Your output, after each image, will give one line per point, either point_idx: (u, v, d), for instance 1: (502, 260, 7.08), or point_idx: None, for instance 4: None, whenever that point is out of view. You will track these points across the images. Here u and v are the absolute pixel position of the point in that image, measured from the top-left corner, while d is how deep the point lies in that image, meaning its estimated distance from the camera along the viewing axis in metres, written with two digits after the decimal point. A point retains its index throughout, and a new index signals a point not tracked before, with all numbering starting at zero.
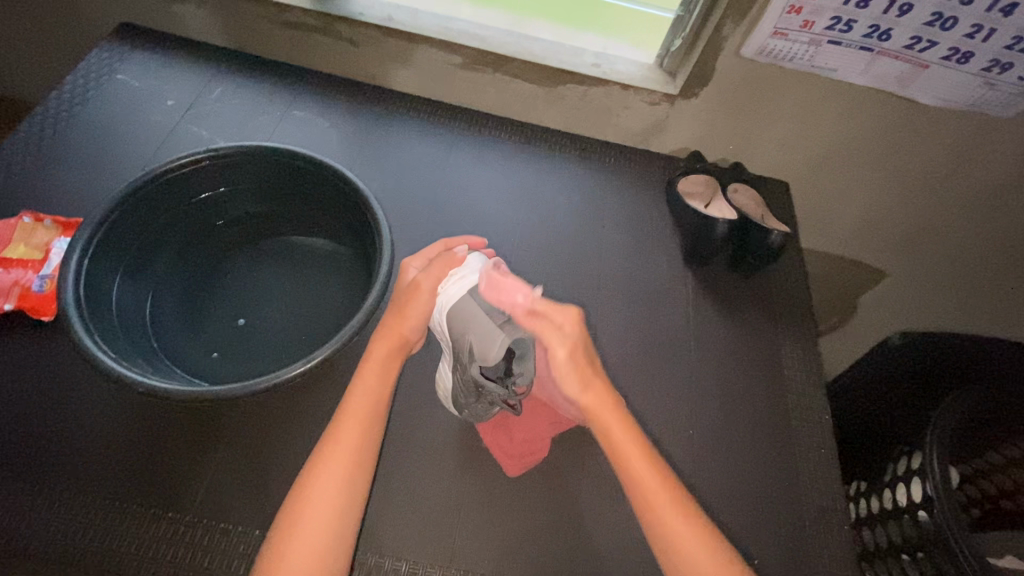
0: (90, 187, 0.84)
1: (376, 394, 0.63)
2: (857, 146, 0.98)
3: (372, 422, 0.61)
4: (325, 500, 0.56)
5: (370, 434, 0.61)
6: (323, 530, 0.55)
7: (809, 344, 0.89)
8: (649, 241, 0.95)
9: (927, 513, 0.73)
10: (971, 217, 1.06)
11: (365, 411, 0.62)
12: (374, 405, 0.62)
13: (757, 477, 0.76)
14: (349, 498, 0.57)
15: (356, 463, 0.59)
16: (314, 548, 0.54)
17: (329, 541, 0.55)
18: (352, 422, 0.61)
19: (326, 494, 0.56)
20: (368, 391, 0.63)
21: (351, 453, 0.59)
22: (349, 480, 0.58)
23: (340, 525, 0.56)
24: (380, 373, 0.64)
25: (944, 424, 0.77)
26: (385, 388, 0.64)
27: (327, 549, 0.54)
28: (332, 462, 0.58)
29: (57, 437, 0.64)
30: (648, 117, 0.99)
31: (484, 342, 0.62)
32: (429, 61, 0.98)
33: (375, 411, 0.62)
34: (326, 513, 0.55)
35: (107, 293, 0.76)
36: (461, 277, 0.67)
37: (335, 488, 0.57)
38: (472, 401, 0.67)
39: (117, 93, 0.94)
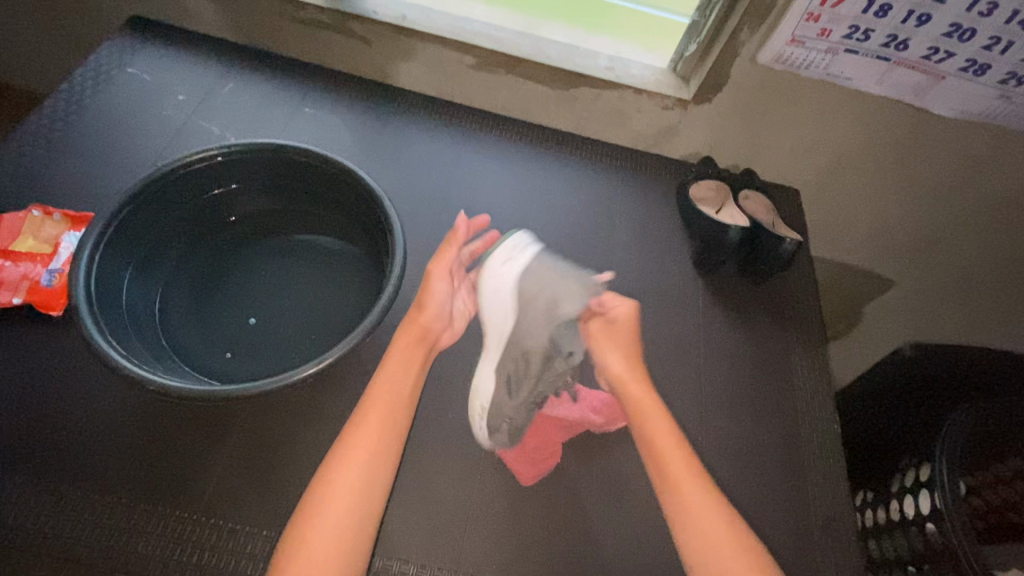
0: (99, 181, 0.83)
1: (398, 382, 0.69)
2: (869, 155, 0.97)
3: (394, 408, 0.66)
4: (350, 475, 0.60)
5: (392, 422, 0.65)
6: (348, 505, 0.58)
7: (818, 352, 0.89)
8: (660, 245, 0.95)
9: (934, 525, 0.73)
10: (982, 227, 1.05)
11: (388, 397, 0.67)
12: (397, 392, 0.68)
13: (767, 487, 0.75)
14: (369, 481, 0.61)
15: (381, 446, 0.63)
16: (342, 518, 0.57)
17: (351, 516, 0.58)
18: (377, 409, 0.65)
19: (351, 471, 0.60)
20: (393, 380, 0.69)
21: (374, 434, 0.63)
22: (372, 463, 0.62)
23: (362, 504, 0.59)
24: (403, 365, 0.70)
25: (955, 435, 0.78)
26: (407, 380, 0.70)
27: (351, 523, 0.58)
28: (358, 441, 0.63)
29: (64, 435, 0.64)
30: (660, 121, 0.99)
31: (549, 315, 0.78)
32: (442, 60, 0.97)
33: (397, 400, 0.67)
34: (350, 488, 0.59)
35: (116, 289, 0.76)
36: (509, 259, 0.82)
37: (360, 466, 0.61)
38: (529, 386, 0.75)
39: (128, 87, 0.94)
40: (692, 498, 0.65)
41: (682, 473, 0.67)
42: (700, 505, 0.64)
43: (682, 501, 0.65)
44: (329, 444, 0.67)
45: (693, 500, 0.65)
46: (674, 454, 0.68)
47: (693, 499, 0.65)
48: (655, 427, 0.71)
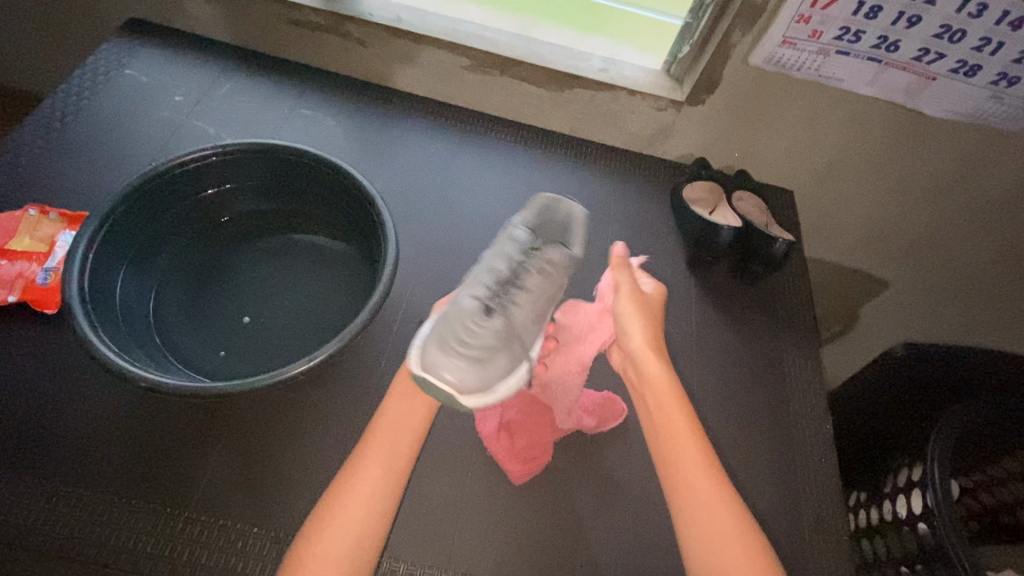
0: (95, 181, 0.84)
1: (408, 418, 0.64)
2: (862, 156, 0.98)
3: (401, 444, 0.62)
4: (354, 513, 0.57)
5: (397, 450, 0.62)
6: (350, 540, 0.55)
7: (811, 352, 0.89)
8: (654, 246, 0.95)
9: (926, 525, 0.73)
10: (977, 228, 1.05)
11: (396, 432, 0.63)
12: (406, 427, 0.63)
13: (759, 487, 0.75)
14: (371, 520, 0.57)
15: (386, 482, 0.59)
16: (342, 552, 0.55)
17: (353, 553, 0.55)
18: (382, 436, 0.62)
19: (355, 507, 0.57)
20: (402, 416, 0.64)
21: (380, 472, 0.59)
22: (380, 493, 0.59)
23: (365, 541, 0.56)
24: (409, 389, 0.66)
25: (945, 437, 0.77)
26: (418, 407, 0.65)
27: (352, 559, 0.55)
28: (362, 477, 0.59)
29: (57, 432, 0.64)
30: (654, 122, 0.99)
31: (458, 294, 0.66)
32: (437, 62, 0.98)
33: (406, 426, 0.63)
34: (354, 524, 0.56)
35: (111, 288, 0.76)
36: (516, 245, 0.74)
37: (363, 506, 0.57)
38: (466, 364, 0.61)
39: (126, 88, 0.94)
40: (701, 487, 0.60)
41: (693, 459, 0.62)
42: (706, 495, 0.60)
43: (690, 487, 0.60)
44: (321, 442, 0.67)
45: (705, 493, 0.60)
46: (685, 436, 0.64)
47: (701, 490, 0.60)
48: (668, 411, 0.66)
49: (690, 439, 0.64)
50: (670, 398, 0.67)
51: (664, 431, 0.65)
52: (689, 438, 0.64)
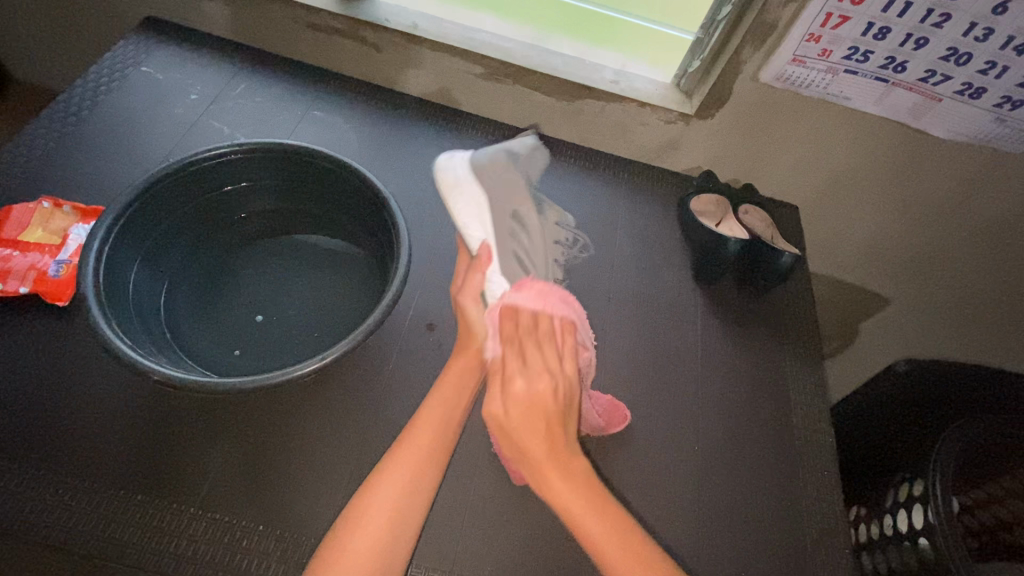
0: (110, 176, 0.84)
1: (450, 403, 0.67)
2: (865, 174, 0.99)
3: (444, 428, 0.65)
4: (391, 497, 0.59)
5: (439, 445, 0.64)
6: (384, 525, 0.57)
7: (813, 365, 0.90)
8: (660, 256, 0.96)
9: (928, 540, 0.73)
10: (976, 247, 1.07)
11: (440, 417, 0.66)
12: (450, 411, 0.67)
13: (763, 498, 0.76)
14: (410, 501, 0.60)
15: (434, 458, 0.63)
16: (381, 529, 0.57)
17: (387, 537, 0.57)
18: (428, 426, 0.65)
19: (394, 489, 0.60)
20: (444, 402, 0.67)
21: (427, 453, 0.63)
22: (416, 482, 0.61)
23: (402, 524, 0.58)
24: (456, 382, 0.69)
25: (947, 454, 0.79)
26: (458, 402, 0.68)
27: (386, 545, 0.57)
28: (404, 460, 0.62)
29: (66, 424, 0.64)
30: (663, 135, 1.01)
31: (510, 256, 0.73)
32: (451, 69, 0.99)
33: (449, 420, 0.66)
34: (390, 507, 0.58)
35: (124, 282, 0.76)
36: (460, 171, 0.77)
37: (406, 484, 0.60)
38: None
39: (141, 85, 0.95)
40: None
41: (612, 538, 0.59)
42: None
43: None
44: (328, 441, 0.67)
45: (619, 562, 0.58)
46: (610, 536, 0.59)
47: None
48: (574, 501, 0.60)
49: (606, 528, 0.59)
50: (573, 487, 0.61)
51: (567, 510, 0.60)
52: (614, 540, 0.58)
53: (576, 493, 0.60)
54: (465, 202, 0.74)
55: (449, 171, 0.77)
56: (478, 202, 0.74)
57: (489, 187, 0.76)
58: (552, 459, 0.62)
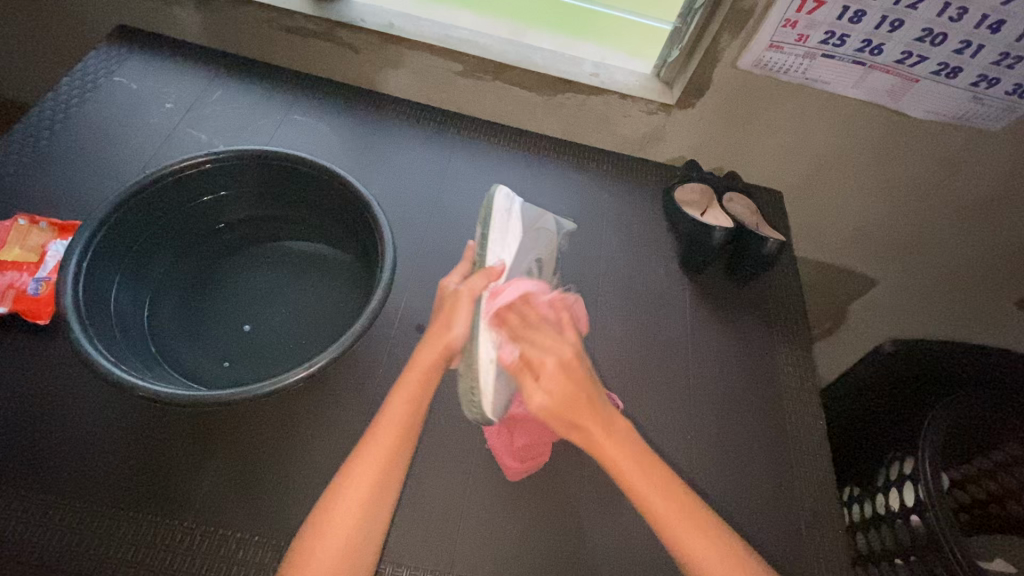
0: (87, 190, 0.83)
1: (414, 404, 0.65)
2: (847, 157, 1.00)
3: (408, 432, 0.63)
4: (357, 506, 0.57)
5: (401, 448, 0.62)
6: (351, 534, 0.56)
7: (802, 349, 0.90)
8: (647, 247, 0.96)
9: (918, 517, 0.75)
10: (958, 224, 1.08)
11: (404, 418, 0.63)
12: (412, 415, 0.64)
13: (756, 484, 0.77)
14: (376, 508, 0.58)
15: (394, 462, 0.61)
16: (344, 540, 0.56)
17: (354, 548, 0.56)
18: (390, 429, 0.62)
19: (358, 496, 0.58)
20: (407, 403, 0.65)
21: (387, 458, 0.61)
22: (380, 487, 0.59)
23: (366, 531, 0.57)
24: (420, 383, 0.66)
25: (935, 433, 0.79)
26: (422, 403, 0.65)
27: (350, 552, 0.56)
28: (368, 466, 0.60)
29: (53, 444, 0.63)
30: (645, 125, 1.01)
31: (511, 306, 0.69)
32: (430, 68, 0.99)
33: (411, 422, 0.64)
34: (356, 515, 0.57)
35: (105, 298, 0.75)
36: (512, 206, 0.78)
37: (369, 490, 0.58)
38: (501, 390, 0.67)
39: (116, 95, 0.94)
40: (696, 547, 0.59)
41: (683, 523, 0.60)
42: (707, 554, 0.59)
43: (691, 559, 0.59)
44: (321, 448, 0.67)
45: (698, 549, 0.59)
46: (682, 518, 0.61)
47: (690, 542, 0.59)
48: (652, 493, 0.62)
49: (669, 505, 0.61)
50: (647, 475, 0.62)
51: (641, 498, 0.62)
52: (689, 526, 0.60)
53: (661, 495, 0.61)
54: (507, 224, 0.74)
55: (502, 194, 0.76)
56: (512, 232, 0.74)
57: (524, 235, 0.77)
58: (599, 424, 0.64)
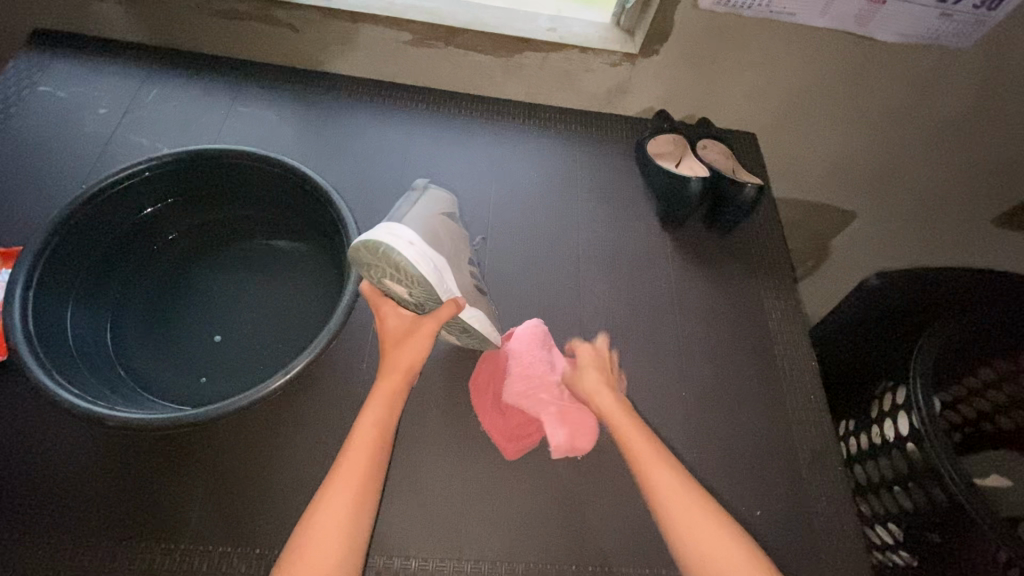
0: (27, 213, 0.78)
1: (386, 419, 0.64)
2: (818, 91, 0.97)
3: (381, 447, 0.62)
4: (338, 524, 0.55)
5: (377, 461, 0.61)
6: (335, 560, 0.54)
7: (789, 293, 0.90)
8: (624, 208, 0.94)
9: (915, 445, 0.76)
10: (934, 148, 1.07)
11: (375, 437, 0.62)
12: (384, 432, 0.63)
13: (754, 433, 0.77)
14: (358, 525, 0.57)
15: (371, 475, 0.59)
16: (326, 563, 0.53)
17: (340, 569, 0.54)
18: (362, 445, 0.61)
19: (336, 516, 0.56)
20: (377, 418, 0.63)
21: (363, 475, 0.59)
22: (359, 505, 0.57)
23: (350, 551, 0.55)
24: (387, 396, 0.65)
25: (926, 358, 0.79)
26: (392, 415, 0.65)
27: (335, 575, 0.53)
28: (343, 485, 0.58)
29: (30, 484, 0.61)
30: (610, 79, 0.97)
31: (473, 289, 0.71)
32: (378, 41, 0.93)
33: (384, 435, 0.63)
34: (339, 535, 0.55)
35: (61, 326, 0.72)
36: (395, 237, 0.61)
37: (349, 510, 0.56)
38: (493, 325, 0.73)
39: (43, 107, 0.87)
40: (658, 474, 0.63)
41: (693, 509, 0.60)
42: (664, 478, 0.63)
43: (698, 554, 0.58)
44: (313, 453, 0.65)
45: (713, 544, 0.58)
46: (693, 510, 0.60)
47: (654, 470, 0.63)
48: (667, 480, 0.63)
49: (684, 492, 0.62)
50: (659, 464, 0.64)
51: (653, 489, 0.62)
52: (704, 519, 0.60)
53: (675, 478, 0.63)
54: (436, 266, 0.63)
55: (401, 246, 0.60)
56: (424, 260, 0.62)
57: (436, 239, 0.67)
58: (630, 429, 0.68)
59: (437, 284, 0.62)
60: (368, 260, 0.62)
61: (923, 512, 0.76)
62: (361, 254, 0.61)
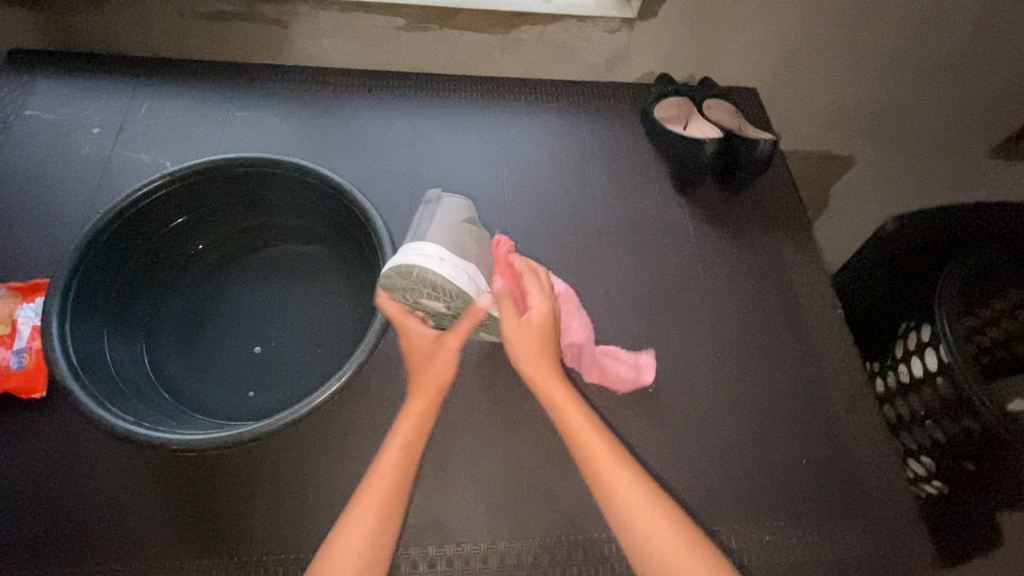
0: (39, 244, 0.75)
1: (413, 443, 0.62)
2: (816, 38, 0.97)
3: (406, 473, 0.60)
4: (355, 553, 0.55)
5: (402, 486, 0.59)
6: None
7: (807, 245, 0.91)
8: (637, 176, 0.93)
9: (944, 379, 0.78)
10: (929, 86, 1.08)
11: (400, 461, 0.60)
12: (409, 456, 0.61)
13: (790, 386, 0.79)
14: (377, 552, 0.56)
15: (392, 502, 0.58)
16: None
17: None
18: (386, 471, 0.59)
19: (359, 544, 0.56)
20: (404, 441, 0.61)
21: (385, 503, 0.58)
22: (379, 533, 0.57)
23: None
24: (416, 418, 0.63)
25: (949, 295, 0.81)
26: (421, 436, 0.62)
27: None
28: (364, 514, 0.57)
29: (94, 516, 0.60)
30: (609, 46, 0.96)
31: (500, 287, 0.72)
32: (371, 28, 0.91)
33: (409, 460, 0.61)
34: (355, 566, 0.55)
35: (98, 354, 0.70)
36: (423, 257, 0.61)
37: (365, 540, 0.56)
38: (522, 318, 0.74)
39: (33, 131, 0.83)
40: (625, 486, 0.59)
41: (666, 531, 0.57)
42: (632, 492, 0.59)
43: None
44: (370, 452, 0.65)
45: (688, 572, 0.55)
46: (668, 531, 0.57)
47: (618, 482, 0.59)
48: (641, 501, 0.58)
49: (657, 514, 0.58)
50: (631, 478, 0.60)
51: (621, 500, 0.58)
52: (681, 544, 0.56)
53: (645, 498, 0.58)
54: (468, 274, 0.64)
55: (433, 261, 0.61)
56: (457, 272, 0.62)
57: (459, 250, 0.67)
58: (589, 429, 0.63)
59: (474, 292, 0.63)
60: (402, 284, 0.62)
61: (956, 443, 0.79)
62: (395, 280, 0.61)
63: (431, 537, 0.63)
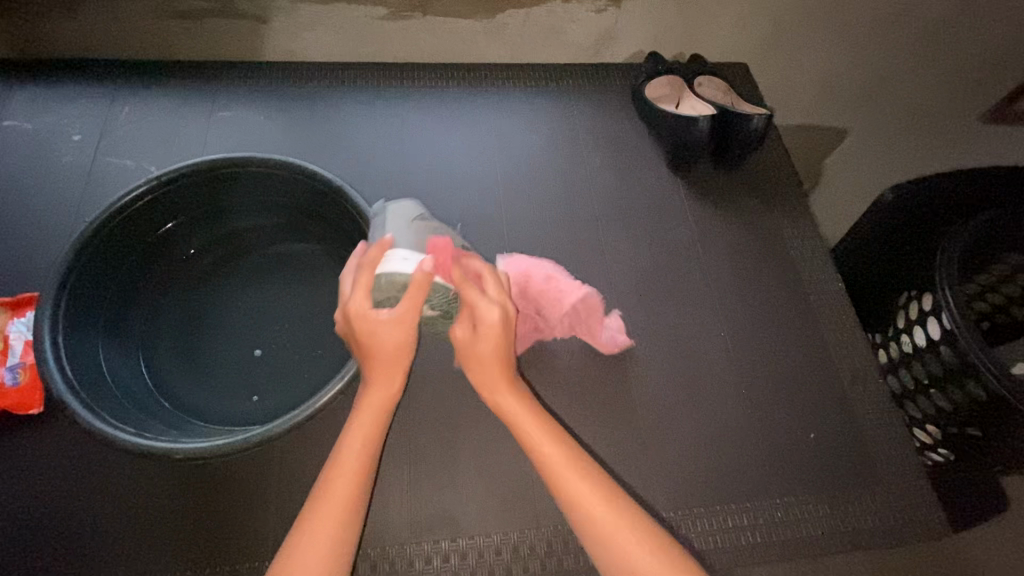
0: (24, 257, 0.73)
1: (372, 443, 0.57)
2: (803, 9, 0.96)
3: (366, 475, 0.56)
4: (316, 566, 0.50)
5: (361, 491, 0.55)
6: None
7: (806, 219, 0.90)
8: (631, 159, 0.92)
9: (947, 347, 0.78)
10: (919, 53, 1.07)
11: (360, 464, 0.56)
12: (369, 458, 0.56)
13: (794, 362, 0.78)
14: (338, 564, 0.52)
15: (351, 508, 0.54)
16: None
17: None
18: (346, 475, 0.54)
19: (317, 554, 0.51)
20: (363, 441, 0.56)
21: (346, 509, 0.53)
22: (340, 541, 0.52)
23: None
24: (371, 417, 0.57)
25: (949, 262, 0.80)
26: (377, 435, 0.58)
27: None
28: (322, 521, 0.52)
29: (101, 529, 0.60)
30: (595, 26, 0.94)
31: None
32: (353, 19, 0.89)
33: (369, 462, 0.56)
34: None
35: (96, 366, 0.69)
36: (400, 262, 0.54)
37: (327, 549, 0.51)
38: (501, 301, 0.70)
39: (11, 142, 0.81)
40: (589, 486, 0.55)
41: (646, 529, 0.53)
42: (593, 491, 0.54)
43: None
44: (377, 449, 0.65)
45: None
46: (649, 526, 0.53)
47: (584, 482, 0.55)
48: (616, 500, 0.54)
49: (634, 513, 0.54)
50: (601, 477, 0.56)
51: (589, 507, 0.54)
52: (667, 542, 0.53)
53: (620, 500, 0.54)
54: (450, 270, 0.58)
55: (408, 266, 0.54)
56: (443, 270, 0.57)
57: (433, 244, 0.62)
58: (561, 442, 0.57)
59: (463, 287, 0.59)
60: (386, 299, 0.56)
61: (962, 409, 0.79)
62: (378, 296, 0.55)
63: (442, 531, 0.63)
